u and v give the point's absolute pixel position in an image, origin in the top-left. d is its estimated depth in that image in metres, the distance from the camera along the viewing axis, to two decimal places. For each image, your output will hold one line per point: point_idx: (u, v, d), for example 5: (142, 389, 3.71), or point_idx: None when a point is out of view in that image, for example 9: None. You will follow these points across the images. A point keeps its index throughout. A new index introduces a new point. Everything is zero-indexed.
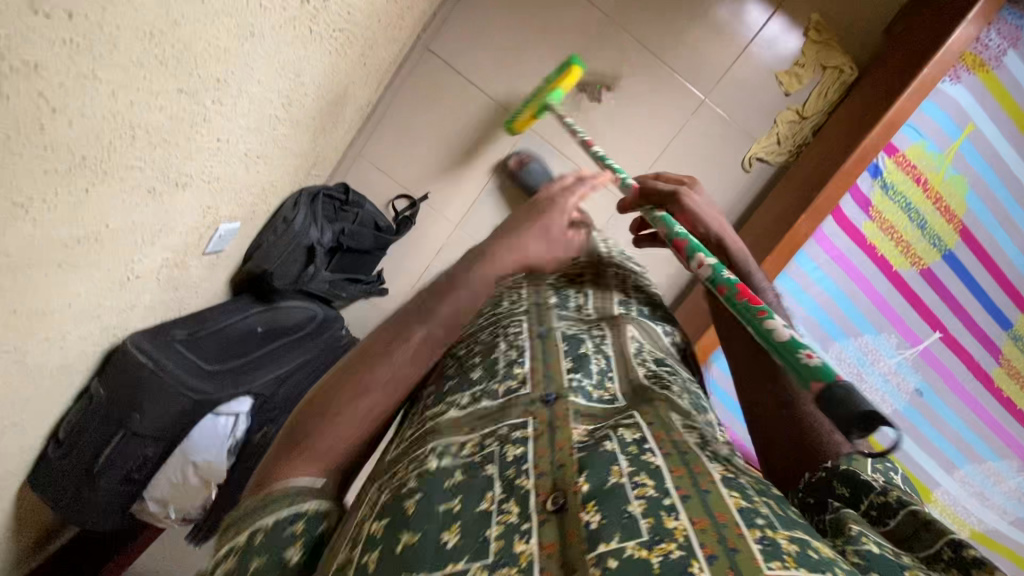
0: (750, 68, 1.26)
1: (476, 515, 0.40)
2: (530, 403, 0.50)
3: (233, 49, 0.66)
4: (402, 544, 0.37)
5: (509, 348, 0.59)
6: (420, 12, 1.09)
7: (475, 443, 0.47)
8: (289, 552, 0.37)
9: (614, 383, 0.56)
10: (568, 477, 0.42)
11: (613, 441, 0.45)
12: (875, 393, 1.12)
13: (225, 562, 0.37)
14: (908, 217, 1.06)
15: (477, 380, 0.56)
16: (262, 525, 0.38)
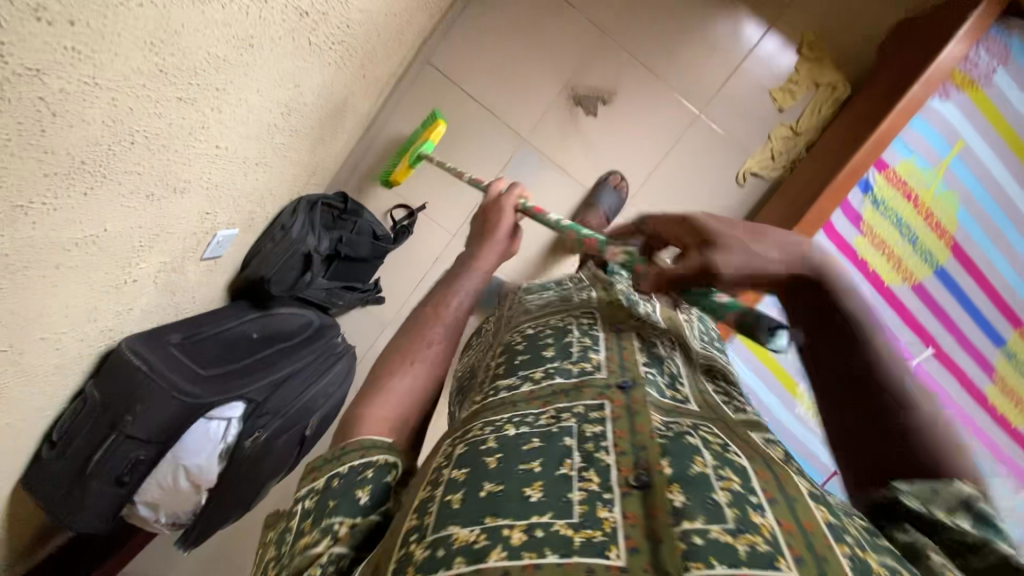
0: (744, 84, 1.28)
1: (557, 477, 0.45)
2: (607, 389, 0.57)
3: (233, 59, 0.68)
4: (487, 491, 0.44)
5: (585, 338, 0.68)
6: (420, 27, 1.12)
7: (551, 414, 0.54)
8: (356, 494, 0.49)
9: (680, 386, 0.63)
10: (650, 453, 0.47)
11: (695, 437, 0.51)
12: None
13: (309, 500, 0.51)
14: (899, 233, 1.07)
15: (551, 358, 0.65)
16: (337, 474, 0.52)
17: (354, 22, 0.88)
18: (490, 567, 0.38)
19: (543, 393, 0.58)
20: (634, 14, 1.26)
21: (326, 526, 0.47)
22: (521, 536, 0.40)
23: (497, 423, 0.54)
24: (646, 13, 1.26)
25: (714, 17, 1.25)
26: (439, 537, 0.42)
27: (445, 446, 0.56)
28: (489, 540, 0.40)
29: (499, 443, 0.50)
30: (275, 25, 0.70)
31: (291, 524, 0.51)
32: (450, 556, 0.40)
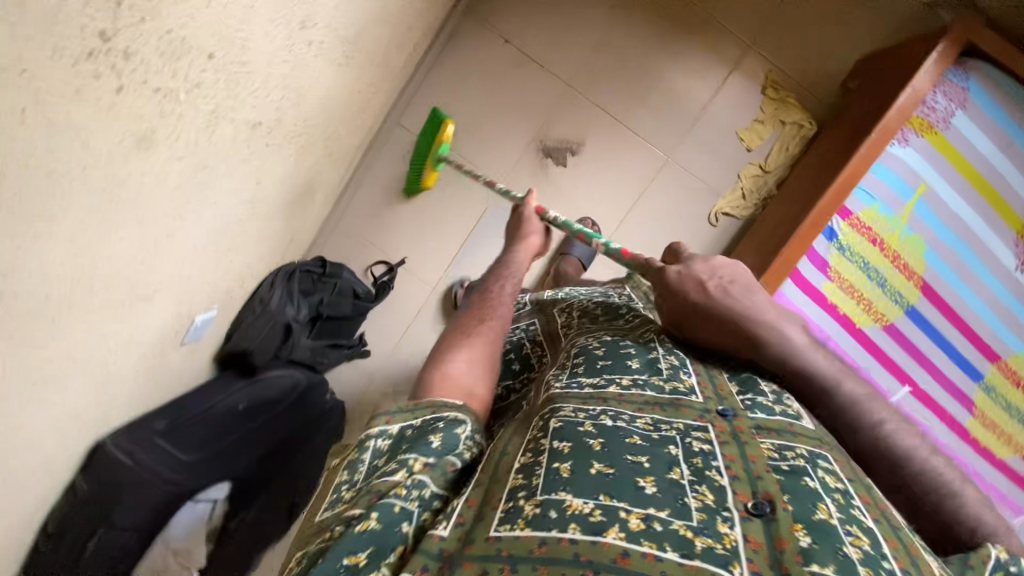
0: (711, 125, 1.29)
1: (669, 481, 0.50)
2: (707, 413, 0.60)
3: (189, 180, 0.71)
4: (597, 470, 0.50)
5: (671, 357, 0.72)
6: (384, 97, 1.15)
7: (650, 422, 0.58)
8: (429, 438, 0.55)
9: (784, 403, 0.64)
10: (766, 482, 0.50)
11: (815, 478, 0.52)
12: None
13: (382, 441, 0.57)
14: (869, 276, 1.07)
15: (637, 369, 0.68)
16: (408, 426, 0.58)
17: (312, 116, 0.91)
18: (609, 543, 0.44)
19: (635, 400, 0.62)
20: (596, 65, 1.28)
21: (403, 460, 0.53)
22: (638, 522, 0.45)
23: (592, 410, 0.59)
24: (608, 62, 1.28)
25: (675, 62, 1.27)
26: (550, 500, 0.48)
27: (537, 420, 0.62)
28: (605, 518, 0.46)
29: (598, 429, 0.56)
30: (229, 142, 0.74)
31: (360, 458, 0.57)
32: (563, 521, 0.46)
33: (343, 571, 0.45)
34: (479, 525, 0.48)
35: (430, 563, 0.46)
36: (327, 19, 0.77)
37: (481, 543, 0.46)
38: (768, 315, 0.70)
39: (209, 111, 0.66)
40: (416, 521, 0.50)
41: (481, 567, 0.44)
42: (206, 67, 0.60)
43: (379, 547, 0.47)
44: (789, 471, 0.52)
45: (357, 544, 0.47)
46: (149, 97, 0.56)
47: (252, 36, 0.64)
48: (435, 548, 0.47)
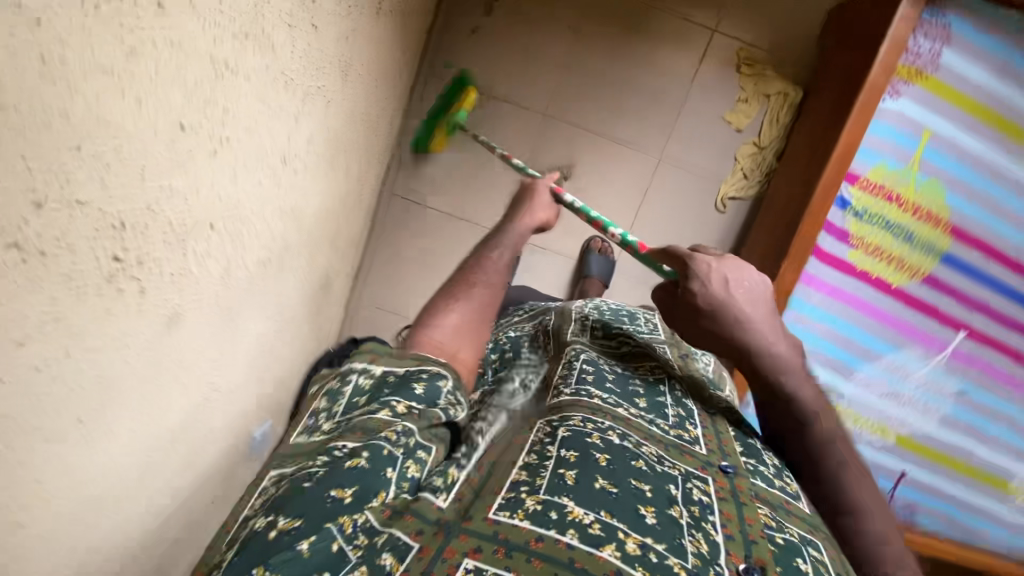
0: (696, 117, 1.28)
1: (670, 518, 0.59)
2: (710, 466, 0.72)
3: (221, 329, 0.75)
4: (601, 485, 0.59)
5: (679, 407, 0.82)
6: (374, 177, 1.19)
7: (656, 455, 0.69)
8: (413, 386, 0.59)
9: (783, 478, 0.74)
10: (760, 548, 0.59)
11: (806, 562, 0.60)
12: (915, 406, 1.12)
13: (365, 379, 0.60)
14: (893, 234, 1.05)
15: (646, 409, 0.78)
16: (393, 369, 0.61)
17: (314, 226, 0.95)
18: (604, 558, 0.50)
19: (643, 430, 0.73)
20: (568, 88, 1.28)
21: (386, 401, 0.57)
22: (634, 546, 0.53)
23: (601, 425, 0.69)
24: (579, 83, 1.28)
25: (646, 65, 1.26)
26: (553, 501, 0.55)
27: (542, 424, 0.71)
28: (604, 534, 0.53)
29: (606, 445, 0.66)
30: (247, 284, 0.78)
31: (342, 389, 0.60)
32: (563, 525, 0.53)
33: (331, 502, 0.48)
34: (478, 503, 0.55)
35: (426, 527, 0.51)
36: (307, 144, 0.80)
37: (479, 520, 0.52)
38: (765, 326, 0.70)
39: (223, 269, 0.70)
40: (399, 468, 0.54)
41: (477, 542, 0.50)
42: (211, 235, 0.64)
43: (364, 488, 0.50)
44: (783, 545, 0.61)
45: (346, 479, 0.50)
46: (169, 283, 0.60)
47: (245, 192, 0.68)
48: (432, 516, 0.52)
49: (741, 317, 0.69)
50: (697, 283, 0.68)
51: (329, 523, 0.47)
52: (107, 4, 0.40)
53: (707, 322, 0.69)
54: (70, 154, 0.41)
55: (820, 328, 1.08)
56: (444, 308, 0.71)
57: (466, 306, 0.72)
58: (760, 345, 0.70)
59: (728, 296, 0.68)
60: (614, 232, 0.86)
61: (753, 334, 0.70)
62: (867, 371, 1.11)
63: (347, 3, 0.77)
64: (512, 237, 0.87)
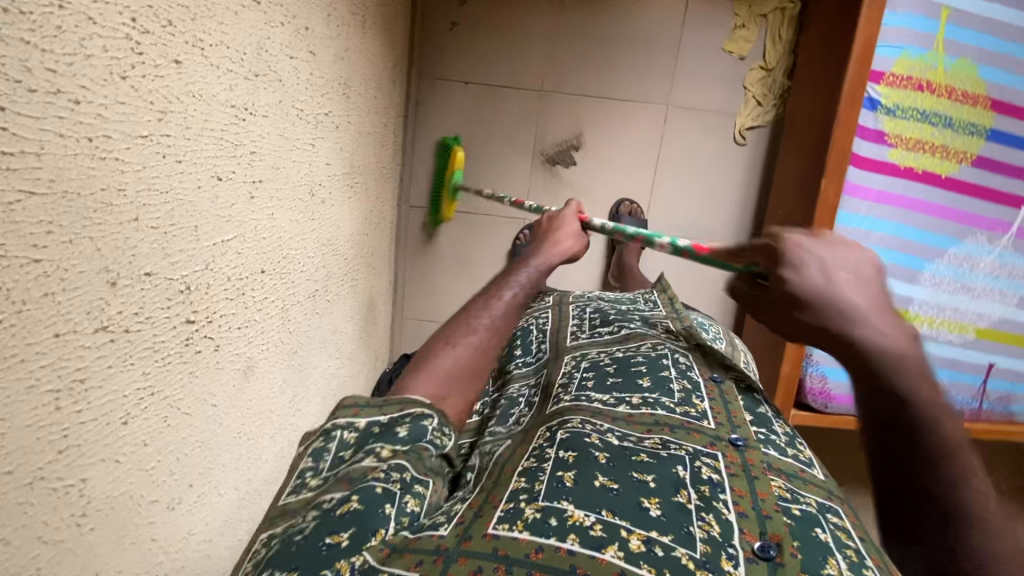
0: (694, 56, 1.24)
1: (676, 504, 0.52)
2: (719, 441, 0.64)
3: (291, 372, 0.76)
4: (600, 482, 0.54)
5: (684, 380, 0.77)
6: (390, 194, 1.19)
7: (657, 442, 0.63)
8: (396, 429, 0.57)
9: (797, 447, 0.66)
10: (775, 523, 0.51)
11: (826, 530, 0.51)
12: (991, 295, 1.07)
13: (349, 433, 0.58)
14: (931, 123, 1.00)
15: (647, 389, 0.74)
16: (376, 419, 0.59)
17: (348, 253, 0.95)
18: (607, 560, 0.44)
19: (645, 420, 0.68)
20: (559, 58, 1.25)
21: (371, 449, 0.55)
22: (639, 543, 0.46)
23: (600, 427, 0.66)
24: (569, 50, 1.25)
25: (633, 15, 1.23)
26: (553, 507, 0.50)
27: (542, 431, 0.67)
28: (606, 535, 0.47)
29: (604, 445, 0.61)
30: (304, 321, 0.78)
31: (327, 447, 0.57)
32: (563, 530, 0.47)
33: (326, 549, 0.45)
34: (476, 520, 0.49)
35: (425, 557, 0.44)
36: (328, 172, 0.80)
37: (479, 538, 0.47)
38: (881, 321, 0.43)
39: (281, 312, 0.70)
40: (398, 503, 0.50)
41: (477, 562, 0.44)
42: (264, 280, 0.64)
43: (361, 528, 0.47)
44: (800, 517, 0.53)
45: (339, 524, 0.47)
46: (238, 334, 0.60)
47: (285, 231, 0.68)
48: (431, 545, 0.46)
49: (843, 308, 0.42)
50: (791, 269, 0.44)
51: (325, 569, 0.43)
52: (132, 70, 0.40)
53: (804, 315, 0.44)
54: (129, 227, 0.41)
55: (875, 238, 1.04)
56: (440, 349, 0.64)
57: (464, 349, 0.64)
58: (878, 347, 0.42)
59: (830, 286, 0.43)
60: (664, 241, 0.73)
61: (860, 329, 0.42)
62: (934, 270, 1.06)
63: (336, 24, 0.76)
64: (531, 273, 0.75)
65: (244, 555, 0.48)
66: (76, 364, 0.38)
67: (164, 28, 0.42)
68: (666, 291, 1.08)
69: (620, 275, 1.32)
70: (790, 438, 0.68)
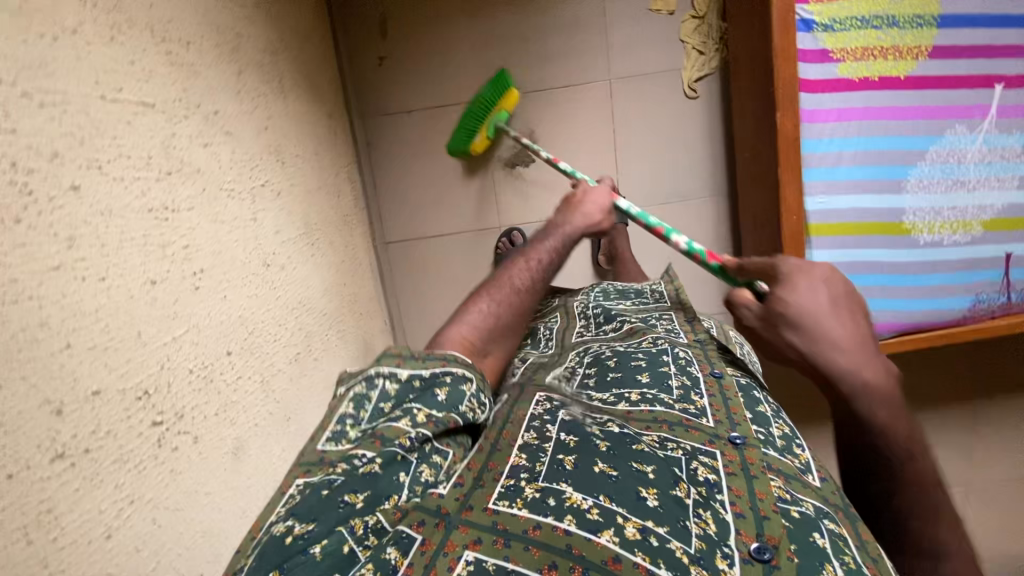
0: (624, 23, 1.22)
1: (673, 497, 0.51)
2: (718, 439, 0.61)
3: (288, 438, 0.77)
4: (600, 468, 0.53)
5: (684, 376, 0.73)
6: (360, 238, 1.21)
7: (656, 438, 0.61)
8: (436, 391, 0.57)
9: (801, 453, 0.62)
10: (772, 524, 0.49)
11: (824, 536, 0.49)
12: (988, 183, 1.01)
13: (391, 384, 0.57)
14: (874, 28, 0.96)
15: (647, 383, 0.72)
16: (417, 373, 0.58)
17: (325, 307, 0.96)
18: (602, 544, 0.44)
19: (644, 417, 0.65)
20: (491, 63, 1.25)
21: (407, 408, 0.55)
22: (634, 531, 0.46)
23: (599, 419, 0.65)
24: (499, 53, 1.24)
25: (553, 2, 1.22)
26: (552, 488, 0.50)
27: (540, 399, 0.70)
28: (602, 518, 0.47)
29: (607, 435, 0.59)
30: (290, 386, 0.80)
31: (367, 396, 0.56)
32: (560, 509, 0.47)
33: (344, 507, 0.46)
34: (477, 491, 0.51)
35: (427, 517, 0.47)
36: (279, 239, 0.82)
37: (479, 510, 0.48)
38: (854, 352, 0.57)
39: (261, 384, 0.72)
40: (412, 472, 0.51)
41: (477, 533, 0.45)
42: (234, 361, 0.66)
43: (375, 492, 0.48)
44: (800, 519, 0.51)
45: (359, 484, 0.48)
46: (217, 420, 0.62)
47: (244, 308, 0.70)
48: (434, 506, 0.48)
49: (819, 331, 0.58)
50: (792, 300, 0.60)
51: (340, 526, 0.45)
52: (26, 211, 0.41)
53: (790, 330, 0.60)
54: (63, 354, 0.43)
55: (847, 158, 1.00)
56: (479, 305, 0.71)
57: (506, 307, 0.71)
58: (845, 371, 0.57)
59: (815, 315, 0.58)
60: (678, 239, 0.80)
61: (836, 353, 0.57)
62: (919, 175, 1.01)
63: (250, 97, 0.78)
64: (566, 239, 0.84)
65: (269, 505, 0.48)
66: (41, 497, 0.40)
67: (50, 160, 0.44)
68: (672, 281, 1.04)
69: (612, 260, 1.30)
70: (787, 439, 0.64)
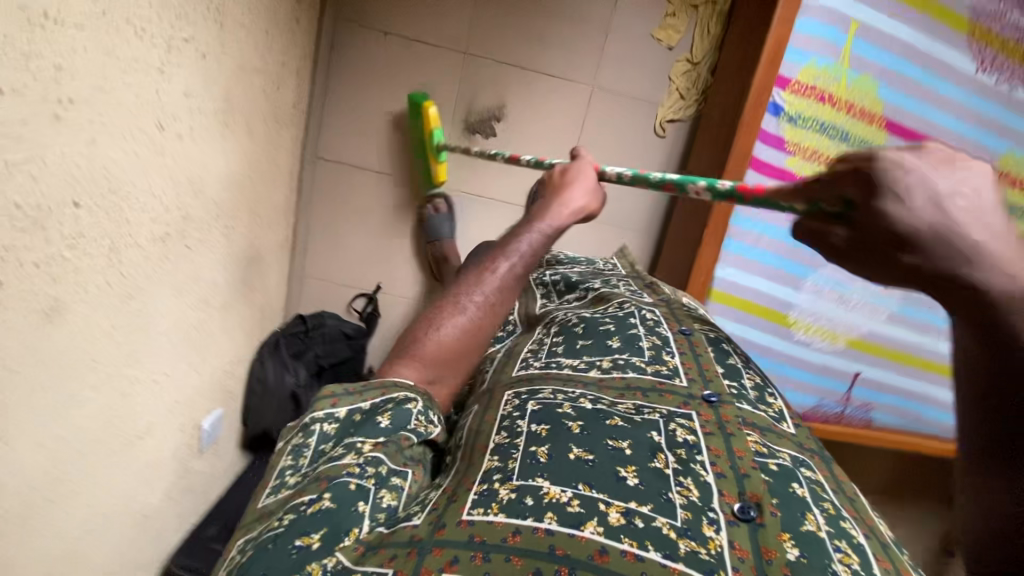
0: (625, 37, 1.21)
1: (653, 469, 0.49)
2: (692, 399, 0.61)
3: (126, 320, 0.70)
4: (575, 454, 0.50)
5: (653, 336, 0.73)
6: (288, 143, 1.11)
7: (633, 407, 0.59)
8: (378, 419, 0.53)
9: (768, 402, 0.65)
10: (753, 482, 0.49)
11: (803, 486, 0.50)
12: (864, 307, 1.13)
13: (329, 425, 0.54)
14: (828, 135, 1.04)
15: (620, 348, 0.71)
16: (356, 408, 0.55)
17: (221, 198, 0.88)
18: (587, 538, 0.41)
19: (616, 383, 0.64)
20: (486, 18, 1.19)
21: (350, 444, 0.51)
22: (617, 516, 0.44)
23: (571, 394, 0.61)
24: (497, 12, 1.19)
25: None
26: (528, 487, 0.46)
27: (509, 398, 0.62)
28: (583, 510, 0.44)
29: (577, 411, 0.56)
30: (149, 266, 0.72)
31: (305, 442, 0.53)
32: (539, 510, 0.44)
33: (296, 552, 0.42)
34: (450, 507, 0.46)
35: (400, 551, 0.41)
36: (187, 105, 0.73)
37: (454, 527, 0.43)
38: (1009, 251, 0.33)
39: (109, 250, 0.64)
40: (372, 499, 0.47)
41: (453, 553, 0.41)
42: (80, 214, 0.58)
43: (333, 528, 0.44)
44: (777, 472, 0.51)
45: (312, 525, 0.44)
46: (35, 273, 0.54)
47: (115, 162, 0.61)
48: (405, 537, 0.43)
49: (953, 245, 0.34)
50: (894, 201, 0.35)
51: None
52: None
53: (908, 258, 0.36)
54: None
55: (766, 241, 1.08)
56: (434, 331, 0.61)
57: (460, 332, 0.61)
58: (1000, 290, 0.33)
59: (941, 221, 0.34)
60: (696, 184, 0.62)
61: (982, 269, 0.34)
62: (815, 279, 1.11)
63: None
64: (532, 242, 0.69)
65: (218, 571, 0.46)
66: None
67: None
68: (627, 258, 1.08)
69: None
70: (759, 390, 0.67)
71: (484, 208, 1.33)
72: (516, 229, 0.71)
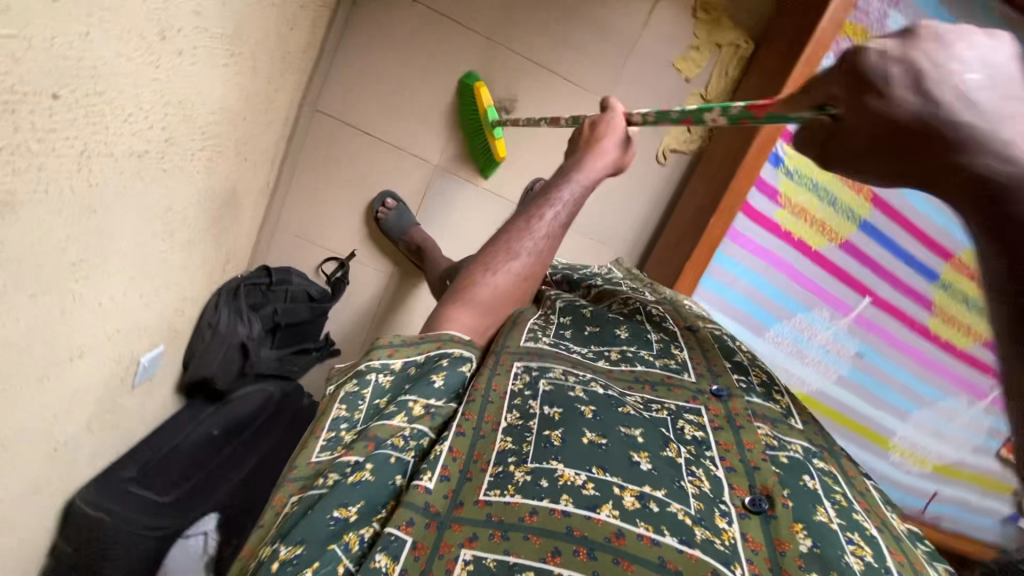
0: (648, 59, 1.23)
1: (666, 459, 0.51)
2: (700, 395, 0.63)
3: (82, 232, 0.65)
4: (589, 439, 0.50)
5: (661, 332, 0.74)
6: (289, 89, 1.07)
7: (644, 403, 0.60)
8: (432, 379, 0.56)
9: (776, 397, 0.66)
10: (763, 474, 0.52)
11: (814, 478, 0.52)
12: (817, 364, 1.18)
13: (384, 376, 0.55)
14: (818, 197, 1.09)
15: (628, 340, 0.71)
16: (413, 360, 0.57)
17: (210, 128, 0.84)
18: (603, 521, 0.43)
19: (626, 377, 0.64)
20: (516, 11, 1.18)
21: (403, 402, 0.52)
22: (632, 501, 0.46)
23: (582, 376, 0.61)
24: (528, 7, 1.18)
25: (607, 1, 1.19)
26: (542, 469, 0.47)
27: (519, 369, 0.60)
28: (598, 493, 0.46)
29: (589, 396, 0.56)
30: (119, 182, 0.68)
31: (361, 391, 0.54)
32: (555, 491, 0.45)
33: (335, 524, 0.43)
34: (466, 485, 0.47)
35: (416, 517, 0.44)
36: (195, 23, 0.68)
37: (470, 506, 0.45)
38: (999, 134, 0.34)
39: (78, 155, 0.59)
40: (410, 471, 0.49)
41: (472, 529, 0.43)
42: (55, 108, 0.53)
43: (369, 503, 0.45)
44: (787, 465, 0.54)
45: (350, 497, 0.44)
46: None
47: (106, 62, 0.57)
48: (421, 501, 0.45)
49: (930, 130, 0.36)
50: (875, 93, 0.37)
51: (333, 544, 0.42)
52: None
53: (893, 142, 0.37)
54: None
55: (739, 283, 1.12)
56: (486, 277, 0.69)
57: (507, 276, 0.70)
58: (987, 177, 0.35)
59: (927, 104, 0.35)
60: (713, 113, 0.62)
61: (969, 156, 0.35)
62: (779, 329, 1.15)
63: None
64: (572, 192, 0.74)
65: (259, 533, 0.47)
66: None
67: None
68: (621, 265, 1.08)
69: None
70: (766, 386, 0.67)
71: (473, 197, 1.32)
72: (552, 183, 0.75)
